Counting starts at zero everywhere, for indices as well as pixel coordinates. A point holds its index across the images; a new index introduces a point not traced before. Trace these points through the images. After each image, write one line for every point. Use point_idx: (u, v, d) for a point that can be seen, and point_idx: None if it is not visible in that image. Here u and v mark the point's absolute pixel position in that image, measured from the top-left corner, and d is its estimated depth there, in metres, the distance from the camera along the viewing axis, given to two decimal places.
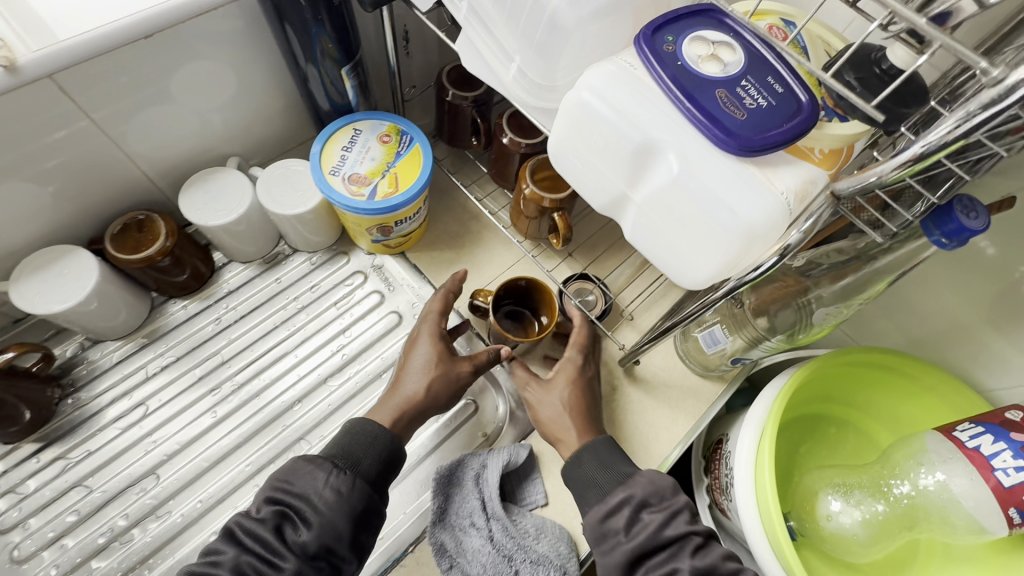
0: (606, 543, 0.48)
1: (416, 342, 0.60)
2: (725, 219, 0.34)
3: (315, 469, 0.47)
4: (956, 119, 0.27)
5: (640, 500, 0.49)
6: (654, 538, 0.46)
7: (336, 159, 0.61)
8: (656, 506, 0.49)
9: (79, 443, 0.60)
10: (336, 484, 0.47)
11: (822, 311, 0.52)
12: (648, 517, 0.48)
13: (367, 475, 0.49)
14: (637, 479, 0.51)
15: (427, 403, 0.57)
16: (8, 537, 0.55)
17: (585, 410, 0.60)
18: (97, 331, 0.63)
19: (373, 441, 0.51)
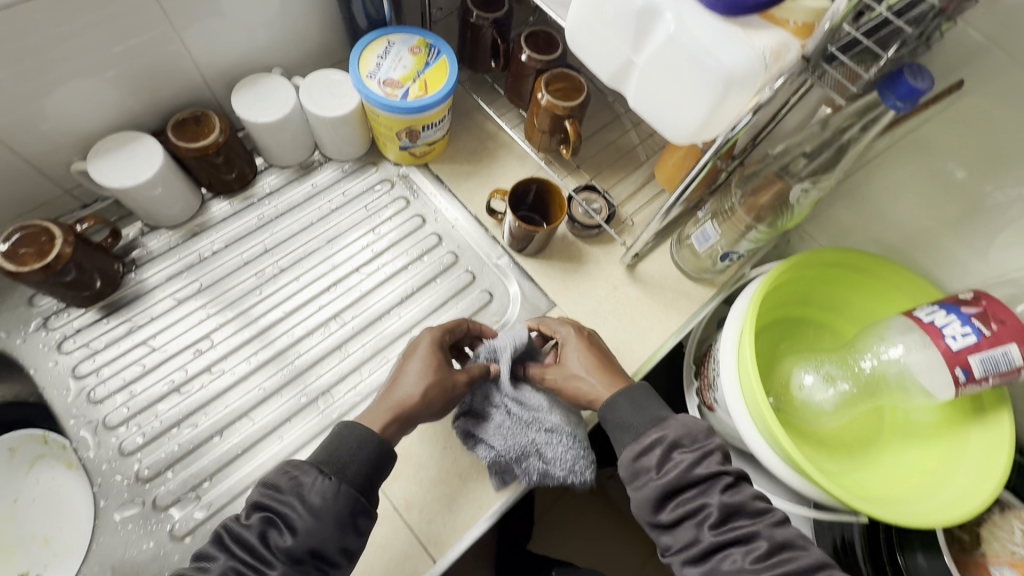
0: (640, 479, 0.52)
1: (412, 351, 0.62)
2: (713, 68, 0.41)
3: (300, 477, 0.48)
4: None
5: (673, 440, 0.52)
6: (684, 475, 0.50)
7: (373, 66, 0.68)
8: (688, 446, 0.52)
9: (142, 311, 0.68)
10: (321, 488, 0.48)
11: (798, 190, 0.60)
12: (680, 457, 0.51)
13: (354, 482, 0.49)
14: (673, 422, 0.54)
15: (419, 407, 0.58)
16: (85, 382, 0.64)
17: (605, 361, 0.62)
18: (156, 217, 0.70)
19: (356, 451, 0.50)
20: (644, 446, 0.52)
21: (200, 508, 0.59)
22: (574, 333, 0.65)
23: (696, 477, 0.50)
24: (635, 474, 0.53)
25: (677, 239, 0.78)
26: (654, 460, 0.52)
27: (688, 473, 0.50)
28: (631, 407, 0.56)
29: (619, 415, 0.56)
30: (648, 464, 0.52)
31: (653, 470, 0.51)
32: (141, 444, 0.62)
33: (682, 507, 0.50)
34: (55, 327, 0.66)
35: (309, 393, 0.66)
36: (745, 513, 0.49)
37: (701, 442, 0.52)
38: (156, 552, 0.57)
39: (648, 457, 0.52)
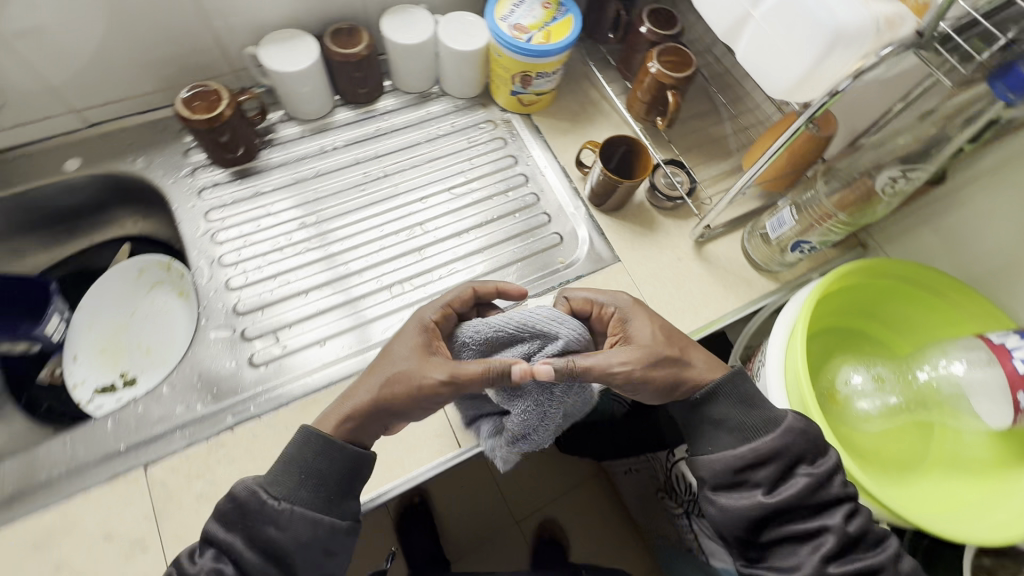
0: (742, 490, 0.55)
1: (396, 341, 0.58)
2: (825, 21, 0.44)
3: (246, 506, 0.49)
4: None
5: (796, 456, 0.54)
6: (802, 496, 0.53)
7: (507, 11, 0.76)
8: (811, 464, 0.55)
9: (266, 180, 0.79)
10: (276, 518, 0.49)
11: (884, 177, 0.60)
12: (798, 477, 0.54)
13: (308, 503, 0.50)
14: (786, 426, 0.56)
15: (379, 406, 0.54)
16: (210, 225, 0.75)
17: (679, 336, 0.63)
18: (295, 108, 0.82)
19: (299, 481, 0.50)
20: (757, 460, 0.55)
21: (277, 346, 0.68)
22: (644, 312, 0.64)
23: (816, 502, 0.53)
24: (738, 484, 0.55)
25: (750, 228, 0.80)
26: (766, 477, 0.54)
27: (807, 497, 0.53)
28: (742, 404, 0.58)
29: (725, 415, 0.58)
30: (755, 478, 0.55)
31: (763, 487, 0.54)
32: (242, 284, 0.71)
33: (792, 530, 0.53)
34: (200, 177, 0.78)
35: (385, 280, 0.74)
36: (863, 537, 0.53)
37: (822, 460, 0.55)
38: (235, 370, 0.66)
39: (757, 472, 0.55)
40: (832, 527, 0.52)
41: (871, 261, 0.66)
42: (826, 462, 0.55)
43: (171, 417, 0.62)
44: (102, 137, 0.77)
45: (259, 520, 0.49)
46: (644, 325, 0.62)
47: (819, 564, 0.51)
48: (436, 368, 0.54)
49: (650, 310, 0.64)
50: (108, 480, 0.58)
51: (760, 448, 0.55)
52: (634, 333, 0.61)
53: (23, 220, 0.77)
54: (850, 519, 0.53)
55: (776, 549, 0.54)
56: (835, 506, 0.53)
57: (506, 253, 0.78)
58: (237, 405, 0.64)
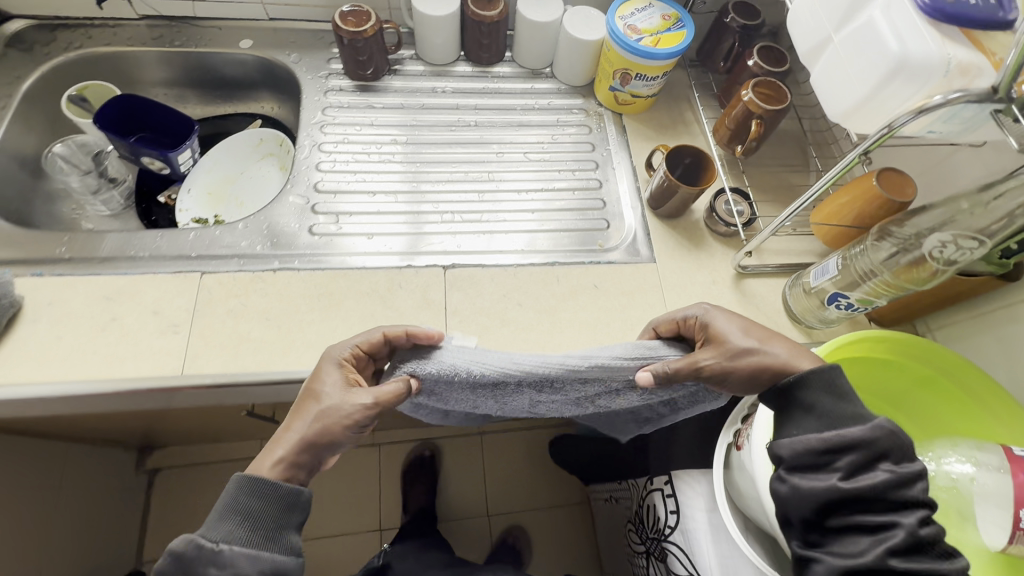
0: (817, 472, 0.49)
1: (317, 374, 0.56)
2: (892, 50, 0.46)
3: (190, 552, 0.46)
4: None
5: (882, 449, 0.48)
6: (885, 489, 0.47)
7: (628, 13, 0.83)
8: (897, 459, 0.48)
9: (377, 98, 0.91)
10: (217, 559, 0.46)
11: (935, 241, 0.58)
12: (881, 471, 0.47)
13: (250, 533, 0.48)
14: (879, 425, 0.49)
15: (324, 441, 0.52)
16: (324, 118, 0.88)
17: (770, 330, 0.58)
18: (424, 50, 0.94)
19: (239, 512, 0.48)
20: (839, 444, 0.48)
21: (334, 226, 0.78)
22: (724, 313, 0.60)
23: (894, 498, 0.47)
24: (815, 464, 0.49)
25: (796, 277, 0.79)
26: (846, 463, 0.48)
27: (886, 491, 0.47)
28: (833, 394, 0.51)
29: (816, 400, 0.51)
30: (834, 462, 0.48)
31: (842, 472, 0.48)
32: (328, 170, 0.83)
33: (866, 520, 0.47)
34: (331, 81, 0.92)
35: (441, 207, 0.82)
36: (938, 549, 0.46)
37: (908, 461, 0.48)
38: (295, 231, 0.77)
39: (837, 457, 0.48)
40: (903, 527, 0.46)
41: (892, 334, 0.64)
42: (913, 463, 0.48)
43: (235, 247, 0.74)
44: (273, 30, 0.95)
45: (201, 563, 0.46)
46: (725, 322, 0.58)
47: (883, 556, 0.45)
48: (360, 395, 0.53)
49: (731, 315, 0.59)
50: (173, 273, 0.70)
51: (846, 434, 0.48)
52: (712, 329, 0.59)
53: (195, 74, 0.96)
54: (926, 526, 0.47)
55: (840, 535, 0.48)
56: (912, 508, 0.47)
57: (554, 221, 0.84)
58: (287, 257, 0.74)
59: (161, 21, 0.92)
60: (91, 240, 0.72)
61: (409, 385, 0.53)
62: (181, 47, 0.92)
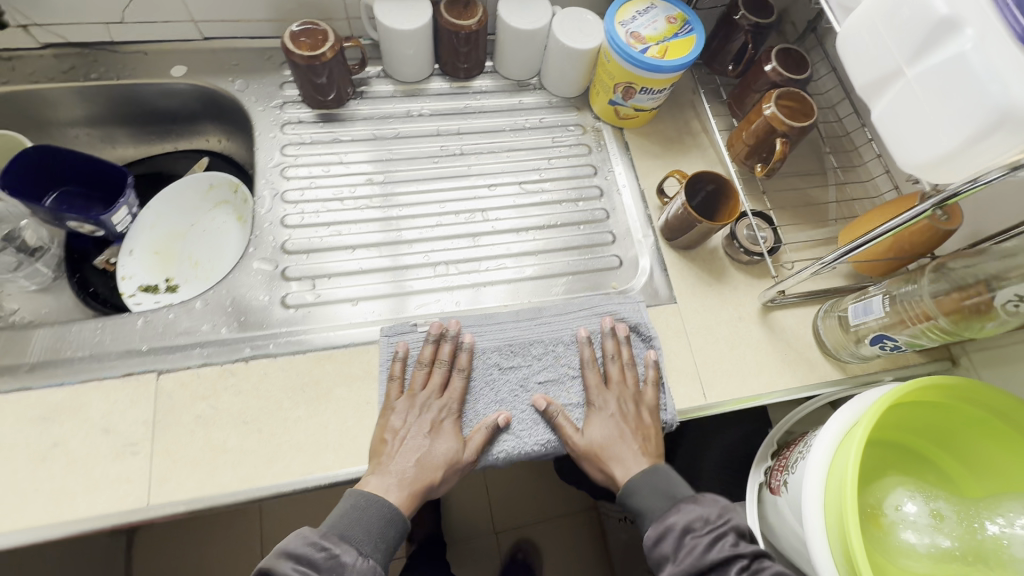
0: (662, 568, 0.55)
1: (430, 422, 0.60)
2: (990, 97, 0.38)
3: (341, 556, 0.51)
4: None
5: (685, 526, 0.55)
6: (700, 559, 0.52)
7: (628, 16, 0.73)
8: (699, 530, 0.54)
9: (343, 129, 0.79)
10: (362, 568, 0.51)
11: (1009, 297, 0.53)
12: (693, 543, 0.54)
13: (383, 559, 0.54)
14: (685, 506, 0.56)
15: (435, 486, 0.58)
16: (284, 159, 0.75)
17: (638, 445, 0.62)
18: (393, 66, 0.81)
19: (385, 526, 0.54)
20: (656, 534, 0.55)
21: (311, 294, 0.67)
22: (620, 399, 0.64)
23: (710, 564, 0.52)
24: (658, 562, 0.55)
25: (828, 307, 0.72)
26: (670, 547, 0.55)
27: (700, 562, 0.52)
28: (652, 495, 0.58)
29: (641, 503, 0.58)
30: (665, 550, 0.55)
31: (670, 558, 0.54)
32: (297, 224, 0.71)
33: None
34: (287, 112, 0.78)
35: (432, 256, 0.72)
36: None
37: (713, 525, 0.55)
38: (266, 306, 0.66)
39: (662, 544, 0.55)
40: None
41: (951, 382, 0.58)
42: (713, 529, 0.55)
43: (195, 332, 0.63)
44: (210, 51, 0.80)
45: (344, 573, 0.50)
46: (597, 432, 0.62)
47: None
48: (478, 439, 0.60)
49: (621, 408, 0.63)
50: (122, 376, 0.59)
51: (655, 526, 0.56)
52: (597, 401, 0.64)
53: (119, 110, 0.81)
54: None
55: None
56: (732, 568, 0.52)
57: (561, 261, 0.75)
58: (259, 340, 0.63)
59: (70, 49, 0.76)
60: (16, 342, 0.60)
61: (499, 421, 0.61)
62: (99, 80, 0.76)
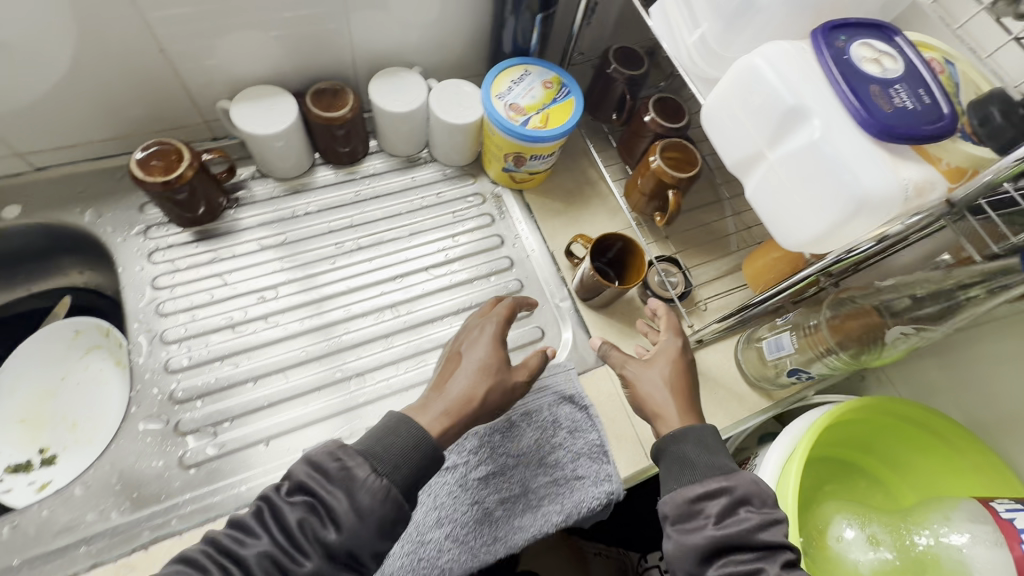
0: (692, 522, 0.48)
1: (467, 345, 0.60)
2: (848, 185, 0.40)
3: (354, 470, 0.46)
4: None
5: (739, 494, 0.48)
6: (746, 534, 0.45)
7: (504, 88, 0.71)
8: (754, 507, 0.47)
9: (227, 246, 0.72)
10: (372, 486, 0.45)
11: (896, 332, 0.56)
12: (745, 515, 0.47)
13: (405, 485, 0.47)
14: (741, 475, 0.49)
15: (480, 407, 0.55)
16: (158, 293, 0.67)
17: (687, 392, 0.58)
18: (268, 166, 0.75)
19: (407, 453, 0.47)
20: (706, 490, 0.48)
21: (212, 445, 0.61)
22: (678, 348, 0.61)
23: (755, 543, 0.45)
24: (689, 515, 0.48)
25: (745, 339, 0.75)
26: (715, 509, 0.47)
27: (748, 537, 0.45)
28: (700, 446, 0.51)
29: (685, 449, 0.51)
30: (707, 509, 0.48)
31: (713, 519, 0.47)
32: (185, 366, 0.64)
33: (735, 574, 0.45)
34: (152, 237, 0.70)
35: (345, 370, 0.67)
36: None
37: (767, 507, 0.48)
38: (162, 472, 0.58)
39: (709, 503, 0.48)
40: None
41: (869, 400, 0.65)
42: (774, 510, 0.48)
43: (78, 527, 0.55)
44: (49, 182, 0.70)
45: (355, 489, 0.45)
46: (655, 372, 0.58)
47: None
48: (532, 362, 0.61)
49: (683, 354, 0.61)
50: None
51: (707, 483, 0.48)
52: (656, 350, 0.61)
53: None
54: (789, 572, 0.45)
55: None
56: (775, 552, 0.45)
57: None
58: (157, 518, 0.56)
59: None
60: None
61: (547, 352, 0.62)
62: None
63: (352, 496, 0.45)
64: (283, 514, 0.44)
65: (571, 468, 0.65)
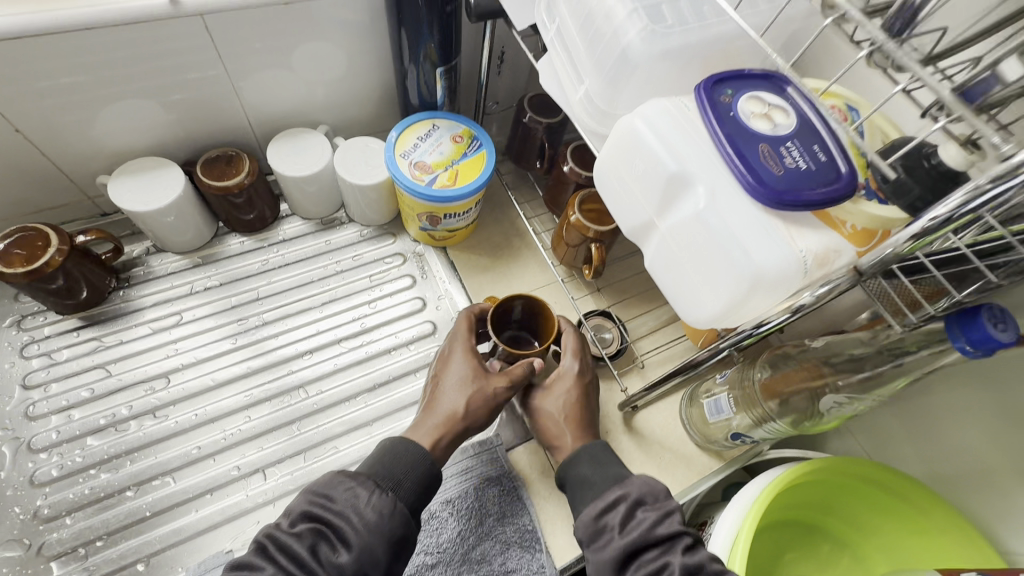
0: (601, 540, 0.45)
1: (445, 360, 0.58)
2: (739, 261, 0.35)
3: (358, 488, 0.44)
4: (969, 190, 0.27)
5: (636, 498, 0.46)
6: (644, 535, 0.43)
7: (410, 145, 0.67)
8: (651, 506, 0.45)
9: (114, 331, 0.66)
10: (378, 502, 0.44)
11: (832, 402, 0.51)
12: (642, 516, 0.44)
13: (409, 500, 0.46)
14: (634, 480, 0.48)
15: (464, 421, 0.53)
16: (29, 393, 0.60)
17: (583, 418, 0.56)
18: (164, 241, 0.70)
19: (412, 467, 0.47)
20: (605, 503, 0.46)
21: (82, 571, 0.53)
22: (575, 374, 0.58)
23: (657, 540, 0.42)
24: (596, 534, 0.45)
25: (688, 396, 0.69)
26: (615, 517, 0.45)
27: (648, 535, 0.43)
28: (592, 462, 0.51)
29: (584, 470, 0.51)
30: (609, 523, 0.45)
31: (616, 529, 0.44)
32: (54, 478, 0.57)
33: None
34: (27, 329, 0.64)
35: (243, 466, 0.60)
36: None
37: (665, 503, 0.46)
38: None
39: (609, 516, 0.46)
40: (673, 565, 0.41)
41: (822, 463, 0.59)
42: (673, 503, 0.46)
43: None
44: None
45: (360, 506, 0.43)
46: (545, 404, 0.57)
47: None
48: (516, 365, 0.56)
49: (581, 378, 0.59)
50: None
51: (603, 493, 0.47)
52: (554, 378, 0.59)
53: None
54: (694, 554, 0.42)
55: None
56: (675, 542, 0.43)
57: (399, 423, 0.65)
58: None
59: None
60: None
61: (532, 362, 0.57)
62: None
63: (357, 514, 0.43)
64: (289, 544, 0.41)
65: (503, 558, 0.58)
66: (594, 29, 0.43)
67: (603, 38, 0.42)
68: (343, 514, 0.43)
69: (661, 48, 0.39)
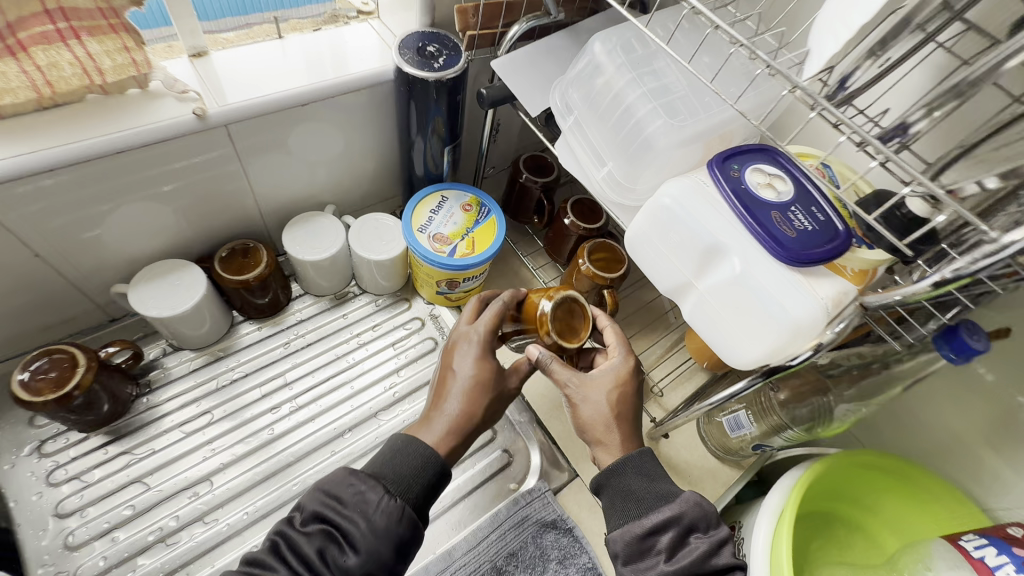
0: (645, 561, 0.44)
1: (450, 354, 0.54)
2: (778, 315, 0.43)
3: (365, 492, 0.42)
4: (968, 262, 0.34)
5: (687, 523, 0.45)
6: (698, 565, 0.43)
7: (425, 219, 0.71)
8: (702, 532, 0.45)
9: (143, 442, 0.64)
10: (388, 508, 0.42)
11: (843, 408, 0.59)
12: (695, 544, 0.44)
13: (418, 503, 0.44)
14: (684, 498, 0.46)
15: (475, 422, 0.50)
16: (65, 522, 0.58)
17: (633, 414, 0.53)
18: (182, 338, 0.68)
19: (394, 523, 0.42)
20: (655, 524, 0.45)
21: None
22: (630, 365, 0.55)
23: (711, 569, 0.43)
24: (641, 554, 0.45)
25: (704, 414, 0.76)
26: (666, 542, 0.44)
27: (701, 565, 0.43)
28: (641, 475, 0.48)
29: (629, 486, 0.48)
30: (657, 544, 0.45)
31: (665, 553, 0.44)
32: None
33: None
34: (49, 455, 0.61)
35: None
36: None
37: (714, 530, 0.46)
38: None
39: (658, 537, 0.45)
40: None
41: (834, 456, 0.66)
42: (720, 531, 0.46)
43: None
44: None
45: (366, 508, 0.42)
46: (597, 395, 0.52)
47: None
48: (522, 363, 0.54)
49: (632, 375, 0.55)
50: None
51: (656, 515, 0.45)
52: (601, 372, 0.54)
53: None
54: None
55: None
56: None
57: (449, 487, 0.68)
58: None
59: None
60: None
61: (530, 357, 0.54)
62: None
63: (368, 518, 0.41)
64: (298, 546, 0.40)
65: None
66: (615, 119, 0.49)
67: (625, 126, 0.48)
68: (350, 519, 0.41)
69: (677, 137, 0.46)
